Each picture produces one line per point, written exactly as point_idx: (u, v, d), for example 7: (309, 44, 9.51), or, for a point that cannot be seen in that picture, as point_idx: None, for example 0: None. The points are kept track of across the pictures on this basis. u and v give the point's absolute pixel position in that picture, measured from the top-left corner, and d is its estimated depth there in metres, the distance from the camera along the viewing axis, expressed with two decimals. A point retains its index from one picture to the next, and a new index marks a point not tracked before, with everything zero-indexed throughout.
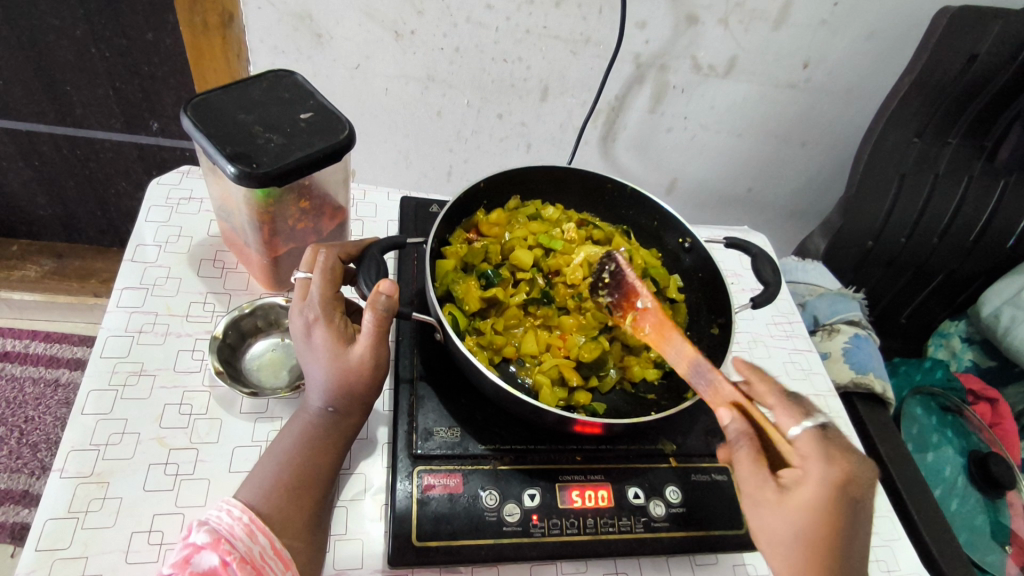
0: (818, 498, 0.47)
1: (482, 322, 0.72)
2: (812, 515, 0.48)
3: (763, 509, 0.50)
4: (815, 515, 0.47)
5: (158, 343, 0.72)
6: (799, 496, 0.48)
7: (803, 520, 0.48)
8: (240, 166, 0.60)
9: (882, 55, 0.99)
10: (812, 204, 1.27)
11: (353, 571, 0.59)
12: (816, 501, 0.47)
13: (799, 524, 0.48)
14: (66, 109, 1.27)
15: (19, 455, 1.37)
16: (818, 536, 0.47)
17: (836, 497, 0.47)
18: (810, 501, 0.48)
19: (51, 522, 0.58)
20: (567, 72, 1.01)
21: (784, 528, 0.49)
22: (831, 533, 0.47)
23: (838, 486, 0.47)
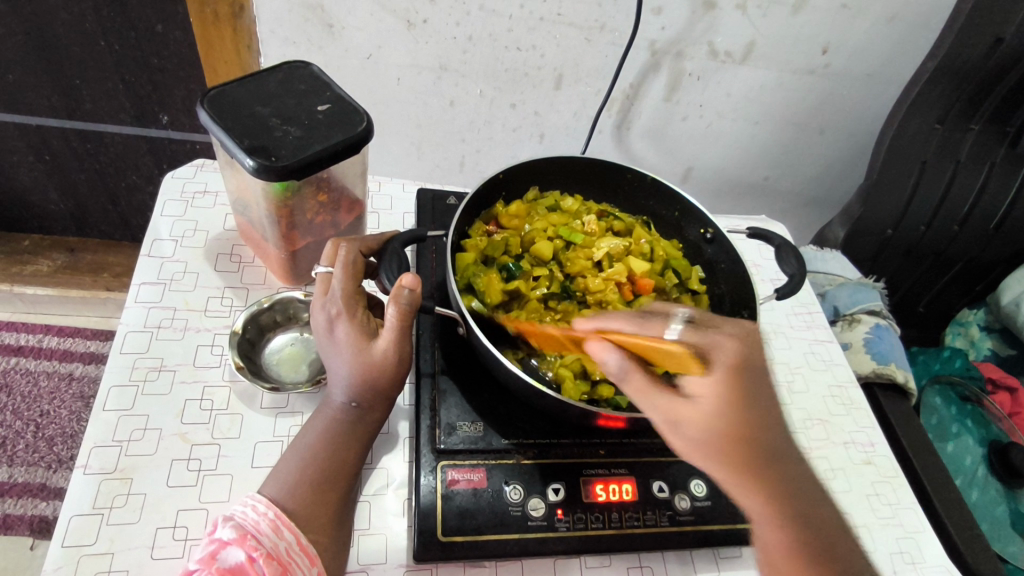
0: (725, 391, 0.53)
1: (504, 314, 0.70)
2: (732, 412, 0.52)
3: (682, 423, 0.53)
4: (723, 407, 0.52)
5: (177, 339, 0.71)
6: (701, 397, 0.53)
7: (724, 419, 0.52)
8: (259, 160, 0.59)
9: (904, 39, 0.97)
10: (829, 192, 1.25)
11: (378, 566, 0.59)
12: (716, 393, 0.52)
13: (717, 417, 0.52)
14: (76, 103, 1.26)
15: (36, 449, 1.38)
16: (738, 427, 0.52)
17: (740, 383, 0.53)
18: (712, 396, 0.52)
19: (76, 518, 0.57)
20: (582, 60, 0.99)
21: (704, 431, 0.52)
22: (748, 418, 0.52)
23: (736, 375, 0.53)
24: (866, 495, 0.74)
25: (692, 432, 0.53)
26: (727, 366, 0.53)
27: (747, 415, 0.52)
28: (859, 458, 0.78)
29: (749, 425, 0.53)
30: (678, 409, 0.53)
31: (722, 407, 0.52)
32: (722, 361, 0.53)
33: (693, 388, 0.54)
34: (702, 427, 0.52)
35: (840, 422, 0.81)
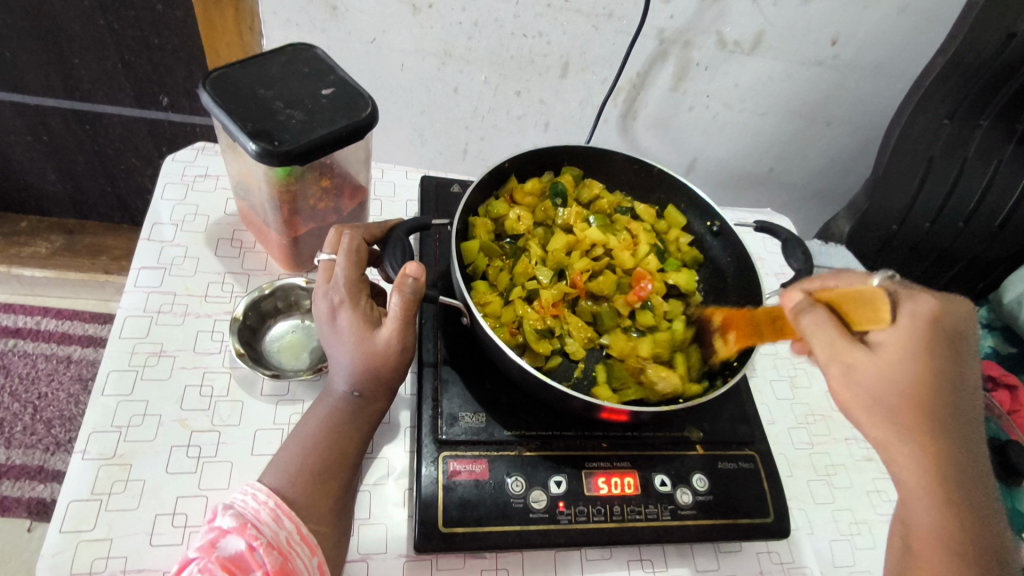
0: (907, 338, 0.52)
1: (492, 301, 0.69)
2: (912, 357, 0.51)
3: (859, 369, 0.51)
4: (909, 363, 0.51)
5: (176, 324, 0.71)
6: (885, 342, 0.52)
7: (903, 362, 0.51)
8: (262, 144, 0.58)
9: (915, 31, 0.96)
10: (835, 185, 1.25)
11: (378, 555, 0.59)
12: (912, 337, 0.51)
13: (900, 368, 0.51)
14: (74, 83, 1.24)
15: (34, 431, 1.38)
16: (917, 388, 0.51)
17: (932, 343, 0.51)
18: (900, 343, 0.52)
19: (75, 503, 0.57)
20: (589, 47, 0.98)
21: (882, 381, 0.51)
22: (914, 367, 0.51)
23: (931, 327, 0.52)
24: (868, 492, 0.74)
25: (865, 384, 0.52)
26: (920, 319, 0.52)
27: (932, 359, 0.51)
28: (861, 454, 0.77)
29: (936, 386, 0.51)
30: (858, 355, 0.52)
31: (906, 354, 0.51)
32: (915, 315, 0.52)
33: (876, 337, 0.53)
34: (876, 375, 0.51)
35: (843, 417, 0.80)
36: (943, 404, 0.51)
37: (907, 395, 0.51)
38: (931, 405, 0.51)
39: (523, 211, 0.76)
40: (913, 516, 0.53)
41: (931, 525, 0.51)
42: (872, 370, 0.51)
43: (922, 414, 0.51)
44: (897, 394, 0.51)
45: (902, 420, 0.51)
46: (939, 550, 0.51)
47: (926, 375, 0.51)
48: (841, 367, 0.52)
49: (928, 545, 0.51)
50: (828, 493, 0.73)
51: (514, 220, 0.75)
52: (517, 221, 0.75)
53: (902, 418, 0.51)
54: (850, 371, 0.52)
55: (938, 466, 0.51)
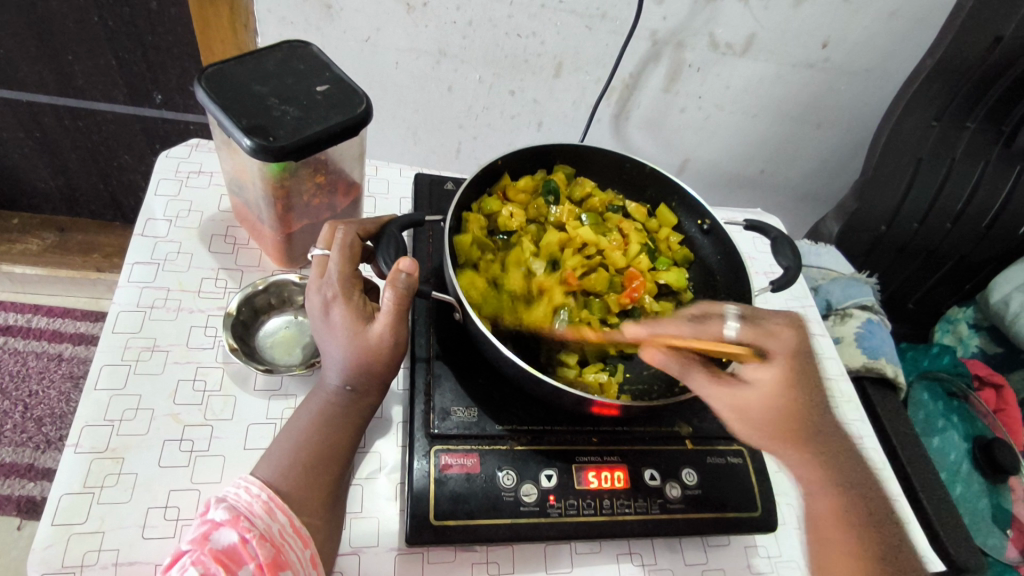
0: (783, 375, 0.62)
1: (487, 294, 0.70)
2: (785, 390, 0.61)
3: (743, 400, 0.60)
4: (782, 389, 0.61)
5: (169, 319, 0.71)
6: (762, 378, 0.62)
7: (781, 395, 0.61)
8: (256, 139, 0.59)
9: (903, 35, 0.98)
10: (825, 186, 1.26)
11: (369, 548, 0.59)
12: (780, 374, 0.62)
13: (776, 398, 0.61)
14: (68, 80, 1.24)
15: (24, 429, 1.37)
16: (798, 407, 0.61)
17: (796, 368, 0.62)
18: (774, 377, 0.62)
19: (67, 496, 0.57)
20: (582, 48, 0.99)
21: (766, 406, 0.60)
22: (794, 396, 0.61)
23: (790, 360, 0.63)
24: None
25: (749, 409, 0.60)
26: (783, 357, 0.63)
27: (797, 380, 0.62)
28: None
29: (798, 408, 0.61)
30: (744, 392, 0.61)
31: (777, 391, 0.61)
32: (781, 350, 0.63)
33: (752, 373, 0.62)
34: (761, 404, 0.61)
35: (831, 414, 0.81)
36: (817, 421, 0.62)
37: (788, 417, 0.60)
38: (811, 421, 0.62)
39: (515, 208, 0.77)
40: (814, 508, 0.61)
41: (842, 514, 0.59)
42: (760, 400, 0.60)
43: (796, 428, 0.61)
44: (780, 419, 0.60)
45: (790, 435, 0.61)
46: (843, 528, 0.59)
47: (803, 399, 0.62)
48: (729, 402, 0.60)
49: (839, 530, 0.59)
50: None
51: (506, 217, 0.75)
52: (510, 217, 0.75)
53: (784, 432, 0.60)
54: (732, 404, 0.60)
55: (823, 463, 0.61)
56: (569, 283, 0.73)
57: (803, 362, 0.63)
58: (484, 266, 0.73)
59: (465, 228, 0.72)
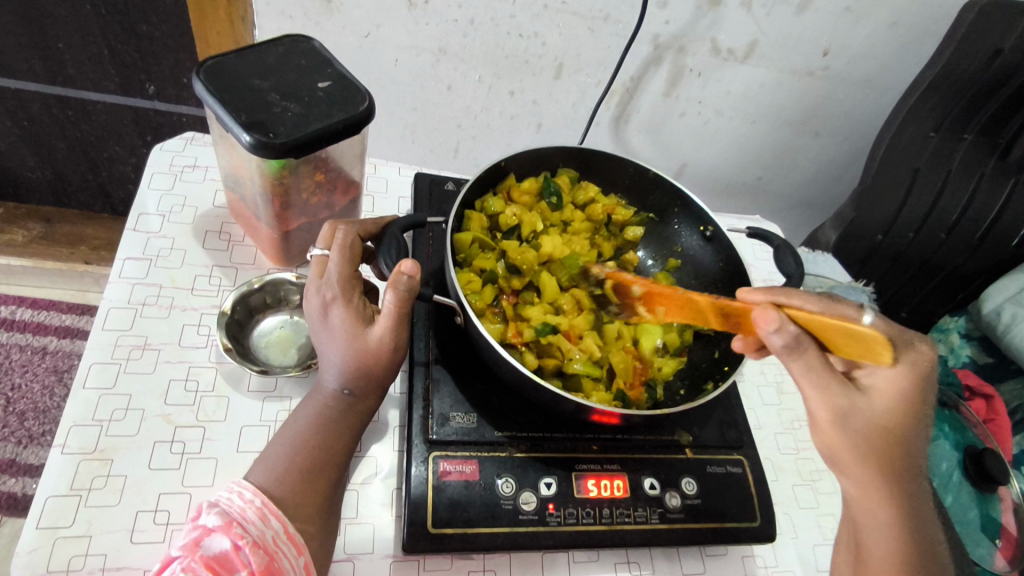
0: (902, 397, 0.52)
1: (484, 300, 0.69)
2: (894, 413, 0.53)
3: (853, 415, 0.53)
4: (899, 410, 0.52)
5: (161, 317, 0.69)
6: (879, 394, 0.53)
7: (889, 416, 0.53)
8: (256, 135, 0.57)
9: (904, 46, 0.98)
10: (822, 194, 1.26)
11: (364, 555, 0.58)
12: (899, 393, 0.52)
13: (886, 418, 0.53)
14: (57, 68, 1.21)
15: (6, 424, 1.34)
16: (901, 434, 0.53)
17: (919, 395, 0.52)
18: (891, 396, 0.53)
19: (52, 499, 0.56)
20: (584, 50, 0.98)
21: (868, 431, 0.53)
22: (905, 420, 0.53)
23: (919, 384, 0.52)
24: None
25: (859, 429, 0.53)
26: (913, 376, 0.52)
27: (918, 411, 0.53)
28: None
29: (909, 439, 0.53)
30: (854, 400, 0.53)
31: (895, 405, 0.52)
32: (909, 372, 0.52)
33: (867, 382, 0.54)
34: (869, 423, 0.53)
35: None
36: (915, 463, 0.55)
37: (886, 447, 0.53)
38: (910, 457, 0.54)
39: (519, 208, 0.76)
40: (872, 544, 0.56)
41: (893, 560, 0.55)
42: (869, 418, 0.52)
43: (891, 462, 0.54)
44: (881, 446, 0.53)
45: (878, 467, 0.54)
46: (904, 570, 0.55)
47: (913, 439, 0.53)
48: (842, 412, 0.53)
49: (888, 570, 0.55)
50: (812, 498, 0.74)
51: (509, 216, 0.74)
52: (512, 217, 0.74)
53: (882, 461, 0.54)
54: (845, 418, 0.53)
55: (901, 498, 0.55)
56: (660, 295, 0.67)
57: (929, 389, 0.53)
58: (482, 266, 0.71)
59: (467, 225, 0.71)
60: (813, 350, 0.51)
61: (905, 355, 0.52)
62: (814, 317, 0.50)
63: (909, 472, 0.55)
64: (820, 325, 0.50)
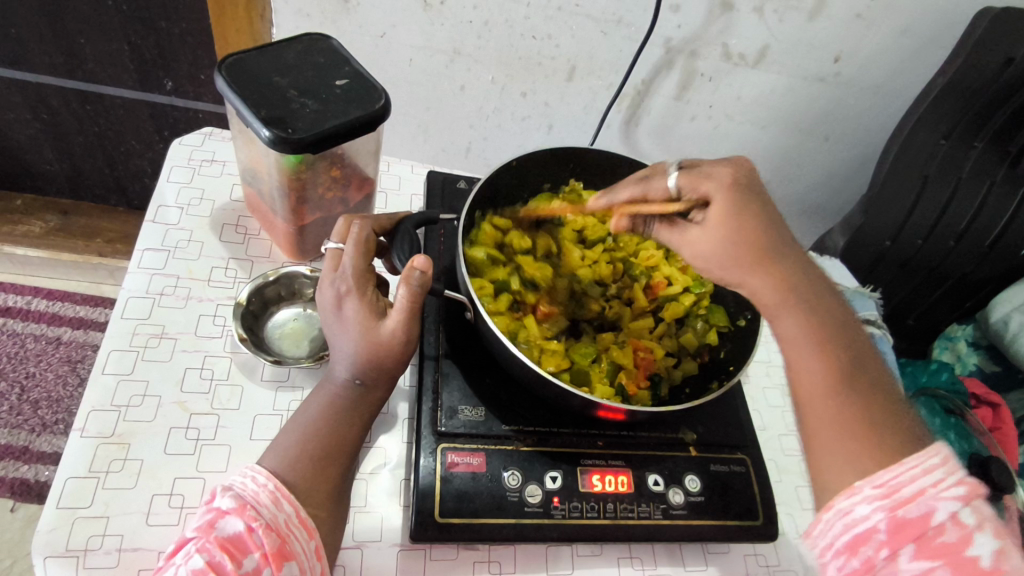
0: (725, 208, 0.57)
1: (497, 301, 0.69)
2: (732, 226, 0.57)
3: (696, 245, 0.59)
4: (723, 226, 0.57)
5: (178, 307, 0.71)
6: (710, 217, 0.58)
7: (730, 231, 0.57)
8: (275, 131, 0.59)
9: (915, 54, 0.98)
10: (830, 200, 1.26)
11: (373, 543, 0.60)
12: (723, 210, 0.57)
13: (726, 236, 0.57)
14: (78, 63, 1.24)
15: (20, 411, 1.37)
16: (748, 240, 0.57)
17: (736, 198, 0.57)
18: (716, 216, 0.58)
19: (72, 481, 0.58)
20: (596, 52, 0.99)
21: (716, 252, 0.58)
22: (750, 228, 0.57)
23: (736, 189, 0.58)
24: None
25: (705, 252, 0.59)
26: (724, 186, 0.58)
27: (747, 219, 0.57)
28: None
29: (761, 241, 0.57)
30: (688, 235, 0.60)
31: (722, 222, 0.57)
32: (716, 184, 0.58)
33: (698, 223, 0.60)
34: (709, 249, 0.58)
35: None
36: (784, 256, 0.58)
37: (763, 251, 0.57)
38: (772, 261, 0.57)
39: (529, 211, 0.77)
40: (800, 372, 0.55)
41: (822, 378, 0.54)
42: (705, 245, 0.59)
43: (759, 266, 0.57)
44: (747, 239, 0.57)
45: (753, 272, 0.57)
46: (831, 375, 0.54)
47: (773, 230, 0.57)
48: (690, 246, 0.60)
49: (818, 391, 0.54)
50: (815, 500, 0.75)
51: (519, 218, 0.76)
52: None
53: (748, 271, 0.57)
54: (692, 248, 0.60)
55: (789, 299, 0.56)
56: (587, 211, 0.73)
57: (747, 189, 0.59)
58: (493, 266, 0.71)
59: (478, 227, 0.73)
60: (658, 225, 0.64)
61: (696, 185, 0.59)
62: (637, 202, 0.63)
63: (789, 277, 0.57)
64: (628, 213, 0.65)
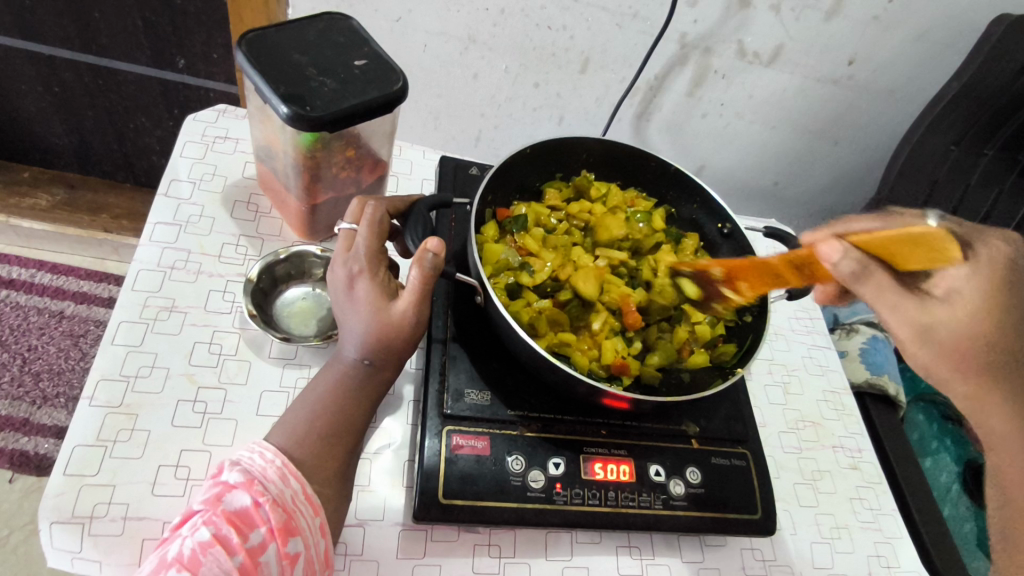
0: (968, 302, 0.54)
1: (503, 282, 0.68)
2: (971, 322, 0.54)
3: (940, 320, 0.54)
4: (976, 316, 0.53)
5: (189, 281, 0.71)
6: (936, 309, 0.54)
7: (971, 322, 0.54)
8: (293, 108, 0.59)
9: (927, 58, 0.99)
10: (837, 203, 1.26)
11: (374, 522, 0.61)
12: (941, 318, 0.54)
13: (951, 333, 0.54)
14: (91, 36, 1.24)
15: (21, 383, 1.37)
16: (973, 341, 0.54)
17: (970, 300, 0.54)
18: (945, 317, 0.54)
19: (80, 448, 0.58)
20: (610, 46, 0.99)
21: (953, 331, 0.54)
22: (975, 332, 0.54)
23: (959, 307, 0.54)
24: (850, 499, 0.77)
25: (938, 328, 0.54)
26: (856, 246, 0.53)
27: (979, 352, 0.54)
28: (846, 462, 0.80)
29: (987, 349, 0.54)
30: (928, 310, 0.54)
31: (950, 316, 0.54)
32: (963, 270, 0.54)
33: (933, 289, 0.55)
34: (950, 329, 0.54)
35: (831, 426, 0.83)
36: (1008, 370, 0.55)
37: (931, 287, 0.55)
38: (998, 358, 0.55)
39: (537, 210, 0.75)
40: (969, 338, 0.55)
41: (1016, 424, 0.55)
42: (945, 323, 0.54)
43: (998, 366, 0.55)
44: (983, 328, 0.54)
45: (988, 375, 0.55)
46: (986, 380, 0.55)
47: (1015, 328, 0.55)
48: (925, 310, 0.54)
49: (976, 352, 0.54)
50: (812, 497, 0.75)
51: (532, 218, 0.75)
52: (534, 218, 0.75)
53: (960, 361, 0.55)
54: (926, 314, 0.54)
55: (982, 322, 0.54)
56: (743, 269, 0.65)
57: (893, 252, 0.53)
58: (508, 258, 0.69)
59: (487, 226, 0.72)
60: (879, 272, 0.52)
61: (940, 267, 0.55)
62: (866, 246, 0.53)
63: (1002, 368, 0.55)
64: (880, 243, 0.52)
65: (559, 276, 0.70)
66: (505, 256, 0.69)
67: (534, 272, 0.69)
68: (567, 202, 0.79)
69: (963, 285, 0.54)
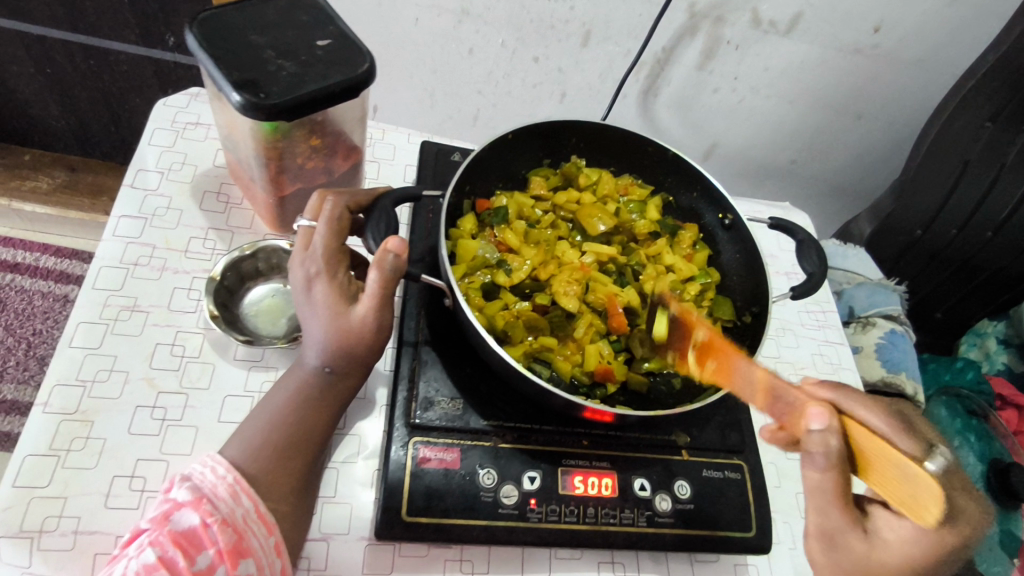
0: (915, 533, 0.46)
1: (476, 281, 0.62)
2: (917, 545, 0.46)
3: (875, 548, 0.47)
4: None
5: (152, 278, 0.67)
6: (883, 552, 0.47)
7: (905, 550, 0.46)
8: (246, 95, 0.54)
9: (962, 26, 0.89)
10: (860, 183, 1.18)
11: (340, 536, 0.57)
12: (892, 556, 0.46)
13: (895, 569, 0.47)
14: (78, 15, 1.20)
15: (26, 367, 1.38)
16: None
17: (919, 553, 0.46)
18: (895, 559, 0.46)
19: (31, 458, 0.56)
20: (613, 17, 0.92)
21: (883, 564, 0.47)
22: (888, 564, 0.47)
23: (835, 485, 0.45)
24: None
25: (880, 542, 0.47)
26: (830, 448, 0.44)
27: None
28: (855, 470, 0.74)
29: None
30: (851, 536, 0.47)
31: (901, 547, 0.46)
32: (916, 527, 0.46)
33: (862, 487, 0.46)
34: (892, 551, 0.47)
35: None
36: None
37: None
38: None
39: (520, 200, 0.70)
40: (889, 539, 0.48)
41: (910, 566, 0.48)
42: (887, 555, 0.47)
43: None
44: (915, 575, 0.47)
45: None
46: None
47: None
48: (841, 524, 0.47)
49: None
50: None
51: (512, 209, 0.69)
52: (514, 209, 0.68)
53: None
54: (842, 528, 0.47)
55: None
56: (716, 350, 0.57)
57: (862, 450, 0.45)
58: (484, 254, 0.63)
59: (460, 223, 0.65)
60: (841, 468, 0.45)
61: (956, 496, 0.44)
62: (854, 427, 0.44)
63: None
64: (872, 447, 0.43)
65: (539, 275, 0.64)
66: (482, 252, 0.63)
67: (511, 270, 0.64)
68: (554, 190, 0.73)
69: (901, 529, 0.47)
